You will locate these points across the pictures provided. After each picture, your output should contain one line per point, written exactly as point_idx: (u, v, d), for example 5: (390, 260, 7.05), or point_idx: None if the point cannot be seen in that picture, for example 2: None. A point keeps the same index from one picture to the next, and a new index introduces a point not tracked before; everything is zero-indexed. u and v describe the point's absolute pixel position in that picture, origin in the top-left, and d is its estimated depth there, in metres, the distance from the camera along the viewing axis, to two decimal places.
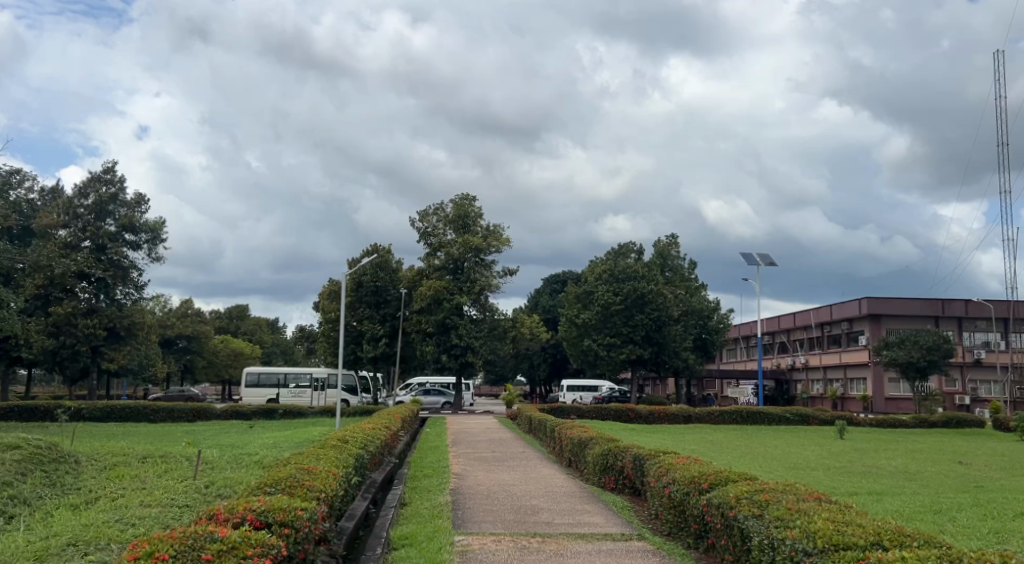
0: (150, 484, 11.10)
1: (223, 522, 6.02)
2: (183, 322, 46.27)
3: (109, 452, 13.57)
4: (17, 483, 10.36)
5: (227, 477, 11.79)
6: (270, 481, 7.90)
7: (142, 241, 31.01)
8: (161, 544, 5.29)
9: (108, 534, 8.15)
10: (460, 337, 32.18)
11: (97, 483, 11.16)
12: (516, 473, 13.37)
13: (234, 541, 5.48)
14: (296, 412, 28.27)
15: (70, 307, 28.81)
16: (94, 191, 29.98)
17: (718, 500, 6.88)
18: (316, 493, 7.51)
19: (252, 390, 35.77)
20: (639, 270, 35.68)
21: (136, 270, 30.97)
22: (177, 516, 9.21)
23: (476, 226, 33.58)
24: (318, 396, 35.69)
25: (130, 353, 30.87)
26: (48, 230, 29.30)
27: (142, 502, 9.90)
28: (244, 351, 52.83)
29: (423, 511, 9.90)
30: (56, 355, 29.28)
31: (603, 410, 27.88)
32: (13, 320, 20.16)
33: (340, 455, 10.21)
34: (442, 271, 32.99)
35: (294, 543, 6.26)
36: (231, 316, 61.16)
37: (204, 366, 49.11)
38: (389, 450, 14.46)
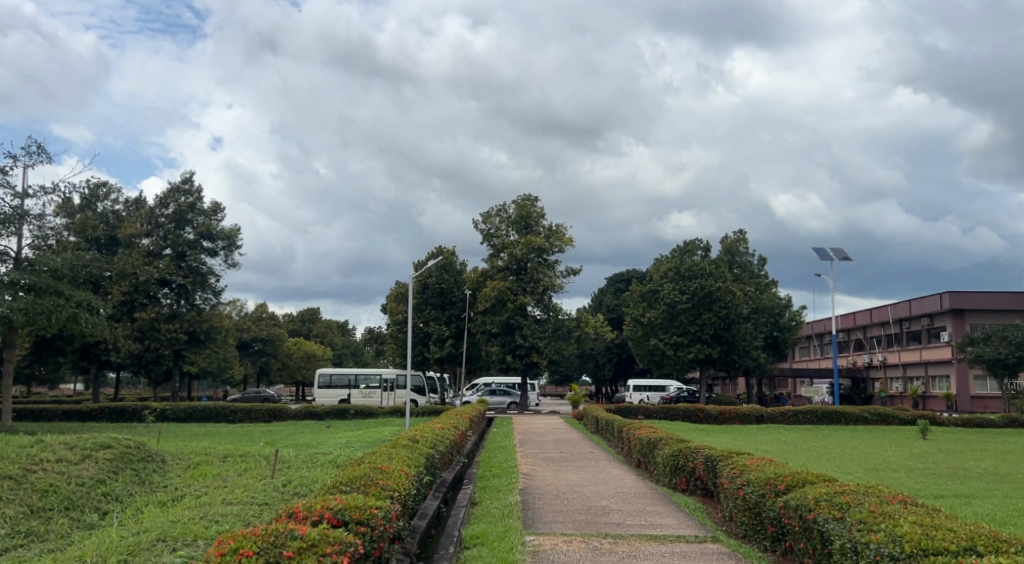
0: (231, 483, 11.48)
1: (303, 520, 6.19)
2: (257, 325, 47.73)
3: (193, 451, 14.12)
4: (109, 481, 10.89)
5: (302, 476, 12.09)
6: (345, 480, 8.06)
7: (218, 248, 32.17)
8: (246, 540, 5.48)
9: (195, 530, 8.49)
10: (525, 337, 32.27)
11: (183, 481, 11.62)
12: (585, 474, 13.30)
13: (313, 539, 5.63)
14: (366, 413, 28.80)
15: (153, 313, 30.15)
16: (174, 201, 31.18)
17: (797, 501, 6.71)
18: (389, 492, 7.65)
19: (325, 391, 36.62)
20: (706, 268, 35.16)
21: (214, 276, 32.13)
22: (257, 515, 9.49)
23: (539, 226, 33.62)
24: (387, 397, 36.33)
25: (209, 356, 32.04)
26: (133, 239, 30.59)
27: (224, 500, 10.26)
28: (316, 353, 54.16)
29: (493, 511, 9.97)
30: (141, 359, 30.59)
31: (672, 411, 27.51)
32: (101, 325, 21.11)
33: (412, 454, 10.35)
34: (506, 272, 33.09)
35: (371, 540, 6.39)
36: (304, 319, 62.82)
37: (279, 368, 50.57)
38: (457, 450, 14.55)
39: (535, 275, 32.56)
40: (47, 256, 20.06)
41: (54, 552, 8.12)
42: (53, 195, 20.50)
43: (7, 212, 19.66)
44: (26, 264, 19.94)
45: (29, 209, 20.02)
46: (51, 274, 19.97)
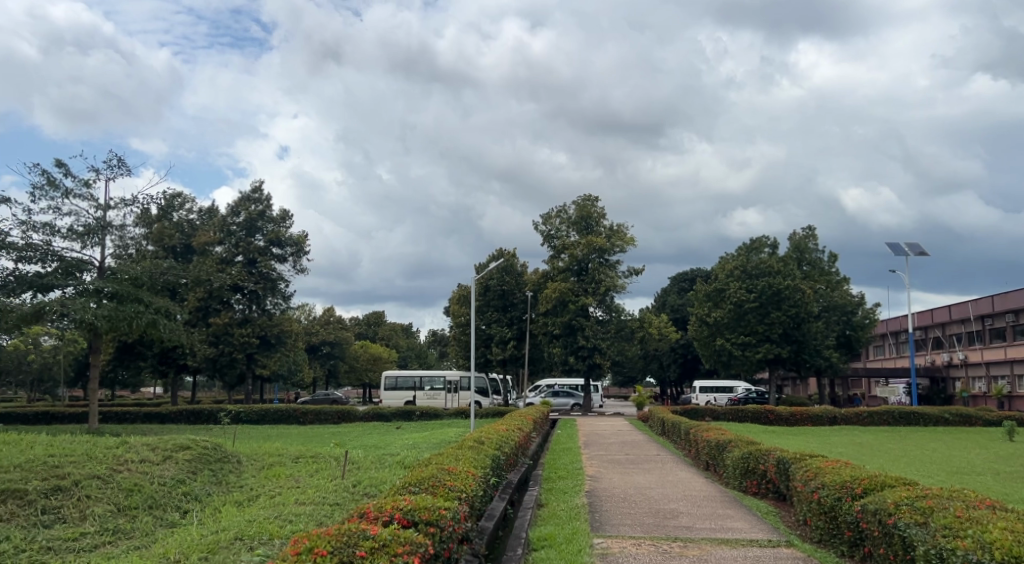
0: (303, 483, 11.76)
1: (373, 520, 6.30)
2: (325, 329, 48.83)
3: (266, 452, 14.52)
4: (189, 481, 11.28)
5: (371, 477, 12.30)
6: (413, 481, 8.17)
7: (287, 254, 33.00)
8: (319, 540, 5.60)
9: (269, 529, 8.72)
10: (587, 338, 32.08)
11: (257, 482, 11.96)
12: (652, 476, 13.14)
13: (384, 539, 5.72)
14: (431, 414, 29.13)
15: (226, 318, 31.18)
16: (244, 209, 32.14)
17: (875, 505, 6.50)
18: (457, 494, 7.72)
19: (391, 393, 37.19)
20: (774, 265, 34.38)
21: (283, 282, 33.00)
22: (329, 514, 9.69)
23: (599, 226, 33.43)
24: (451, 398, 36.67)
25: (280, 359, 32.88)
26: (207, 246, 31.66)
27: (297, 500, 10.52)
28: (382, 355, 55.10)
29: (560, 513, 9.93)
30: (216, 363, 31.63)
31: (741, 412, 26.96)
32: (178, 331, 21.90)
33: (478, 455, 10.43)
34: (567, 273, 32.99)
35: (440, 541, 6.46)
36: (369, 323, 64.07)
37: (346, 370, 51.65)
38: (523, 452, 14.58)
39: (597, 276, 32.37)
40: (127, 264, 20.94)
41: (140, 549, 8.46)
42: (132, 206, 21.38)
43: (91, 223, 20.57)
44: (109, 273, 20.85)
45: (111, 220, 20.89)
46: (132, 281, 20.84)
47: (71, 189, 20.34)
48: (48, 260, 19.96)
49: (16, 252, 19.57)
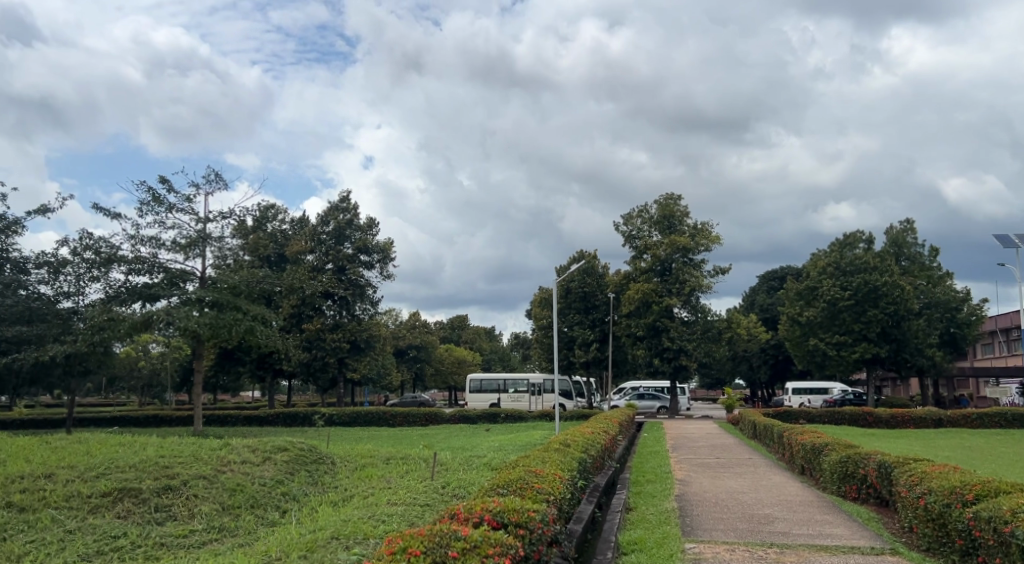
0: (394, 484, 12.05)
1: (464, 521, 6.39)
2: (411, 332, 49.76)
3: (358, 454, 14.93)
4: (287, 481, 11.71)
5: (460, 478, 12.48)
6: (501, 482, 8.25)
7: (374, 260, 33.85)
8: (413, 540, 5.72)
9: (364, 529, 8.94)
10: (672, 340, 31.54)
11: (351, 482, 12.32)
12: (745, 480, 12.82)
13: (475, 540, 5.79)
14: (516, 416, 29.28)
15: (318, 324, 32.23)
16: (333, 219, 33.15)
17: (989, 512, 6.15)
18: (545, 496, 7.73)
19: (476, 395, 37.58)
20: (870, 261, 33.03)
21: (371, 288, 33.88)
22: (420, 515, 9.87)
23: (683, 225, 32.88)
24: (536, 401, 36.75)
25: (370, 363, 33.74)
26: (299, 255, 32.76)
27: (389, 501, 10.77)
28: (467, 358, 55.72)
29: (650, 517, 9.81)
30: (310, 367, 32.73)
31: (836, 415, 25.96)
32: (274, 337, 22.77)
33: (564, 458, 10.43)
34: (650, 273, 32.58)
35: (530, 543, 6.50)
36: (453, 326, 64.87)
37: (432, 373, 52.48)
38: (609, 455, 14.45)
39: (681, 276, 31.82)
40: (226, 274, 21.92)
41: (243, 547, 8.84)
42: (230, 218, 22.37)
43: (192, 235, 21.62)
44: (210, 282, 21.87)
45: (210, 231, 21.90)
46: (231, 290, 21.79)
47: (174, 204, 21.44)
48: (154, 271, 21.10)
49: (127, 265, 20.78)
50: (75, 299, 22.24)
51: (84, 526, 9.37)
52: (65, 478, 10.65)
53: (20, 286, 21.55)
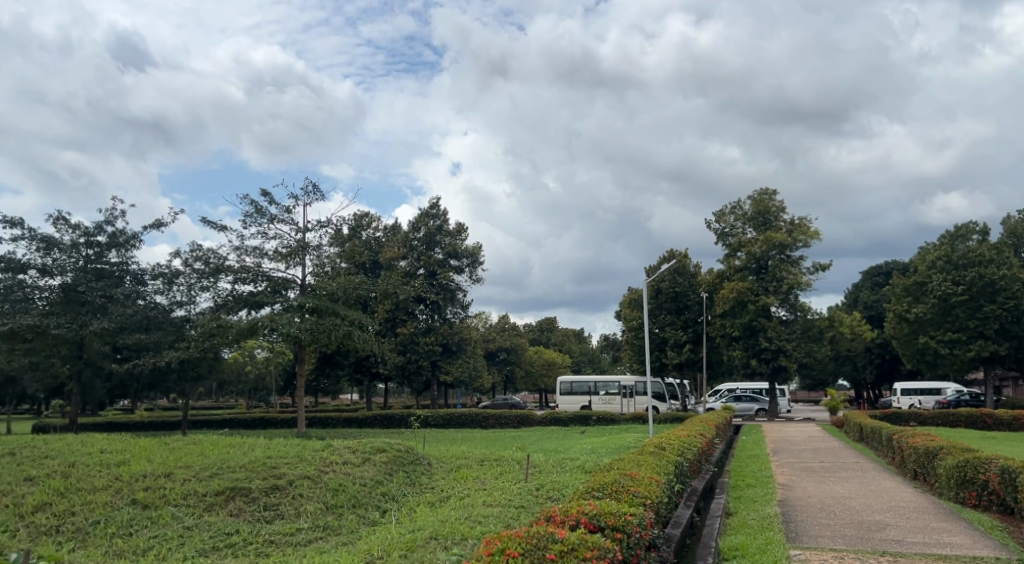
0: (489, 486, 12.16)
1: (560, 524, 6.38)
2: (501, 335, 50.17)
3: (453, 455, 15.14)
4: (386, 481, 12.00)
5: (554, 480, 12.47)
6: (596, 486, 8.18)
7: (464, 265, 34.35)
8: (510, 541, 5.75)
9: (461, 529, 9.07)
10: (770, 340, 30.53)
11: (447, 483, 12.53)
12: (852, 485, 12.24)
13: (573, 542, 5.77)
14: (609, 419, 29.05)
15: (411, 328, 32.88)
16: (424, 225, 33.81)
17: None
18: (641, 500, 7.63)
19: (567, 398, 37.54)
20: (984, 253, 31.03)
21: (461, 292, 34.38)
22: (516, 516, 9.93)
23: (779, 221, 31.85)
24: (628, 403, 36.34)
25: (462, 366, 34.24)
26: (392, 262, 33.54)
27: (484, 502, 10.88)
28: (557, 361, 55.69)
29: (751, 523, 9.52)
30: (404, 370, 33.47)
31: (952, 416, 24.50)
32: (369, 341, 23.39)
33: (660, 462, 10.26)
34: (745, 272, 31.69)
35: (628, 547, 6.42)
36: (542, 328, 65.00)
37: (523, 376, 52.72)
38: (706, 458, 14.13)
39: (778, 274, 30.82)
40: (325, 281, 22.65)
41: (347, 545, 9.11)
42: (327, 227, 23.13)
43: (293, 245, 22.48)
44: (310, 289, 22.67)
45: (309, 240, 22.71)
46: (329, 296, 22.51)
47: (275, 215, 22.35)
48: (258, 280, 22.05)
49: (233, 274, 21.78)
50: (188, 307, 23.51)
51: (200, 523, 9.86)
52: (182, 478, 11.23)
53: (139, 296, 22.96)
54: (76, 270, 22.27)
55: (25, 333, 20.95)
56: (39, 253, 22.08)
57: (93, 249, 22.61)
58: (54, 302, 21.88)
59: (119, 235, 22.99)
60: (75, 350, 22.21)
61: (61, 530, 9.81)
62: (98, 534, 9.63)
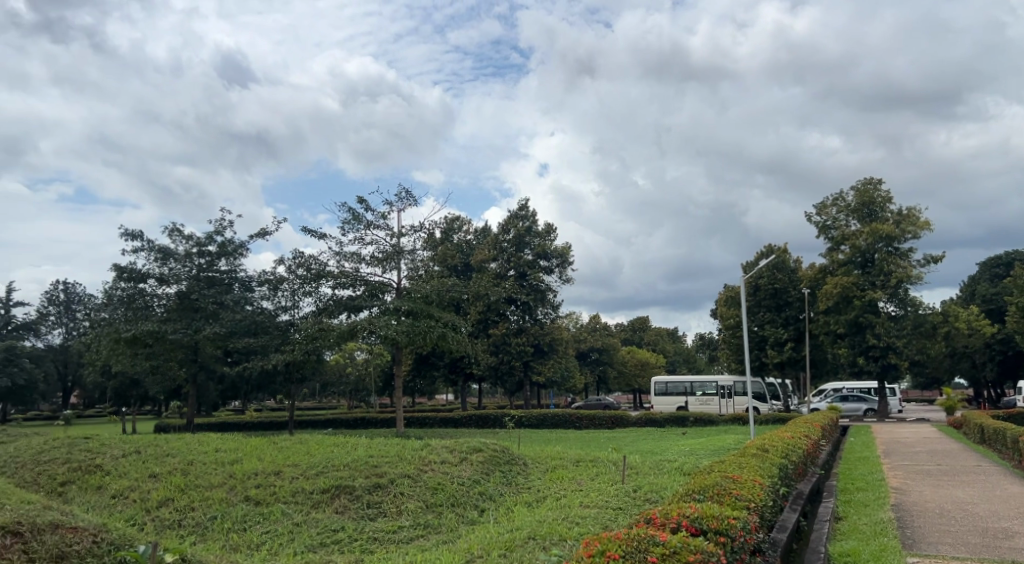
0: (585, 486, 12.10)
1: (661, 527, 6.27)
2: (593, 336, 49.92)
3: (549, 455, 15.13)
4: (483, 481, 12.11)
5: (652, 482, 12.26)
6: (696, 488, 8.01)
7: (554, 265, 34.37)
8: (610, 544, 5.69)
9: (560, 530, 9.05)
10: (878, 337, 29.10)
11: (542, 483, 12.54)
12: (974, 490, 11.49)
13: (675, 546, 5.66)
14: (706, 419, 28.44)
15: (503, 328, 33.17)
16: (513, 227, 33.99)
17: None
18: (745, 503, 7.40)
19: (662, 398, 37.02)
20: None
21: (552, 292, 34.39)
22: (614, 518, 9.83)
23: (885, 212, 30.36)
24: (726, 404, 35.47)
25: (554, 366, 34.24)
26: (483, 263, 33.89)
27: (582, 502, 10.84)
28: (650, 360, 54.90)
29: (863, 528, 9.09)
30: (498, 370, 33.79)
31: None
32: (463, 342, 23.70)
33: (763, 463, 9.96)
34: (850, 266, 30.39)
35: (732, 551, 6.25)
36: (635, 328, 64.27)
37: (616, 376, 52.24)
38: (812, 460, 13.59)
39: (886, 267, 29.36)
40: (420, 284, 23.08)
41: (447, 544, 9.24)
42: (420, 231, 23.57)
43: (388, 250, 23.01)
44: (405, 292, 23.14)
45: (404, 245, 23.21)
46: (424, 299, 22.92)
47: (371, 221, 22.95)
48: (357, 284, 22.69)
49: (333, 279, 22.50)
50: (291, 312, 24.46)
51: (308, 519, 10.24)
52: (290, 476, 11.68)
53: (247, 303, 24.06)
54: (190, 278, 23.54)
55: (145, 338, 22.30)
56: (157, 263, 23.46)
57: (205, 258, 23.84)
58: (171, 309, 23.21)
59: (228, 244, 24.15)
60: (189, 354, 23.47)
61: (184, 525, 10.37)
62: (216, 529, 10.14)
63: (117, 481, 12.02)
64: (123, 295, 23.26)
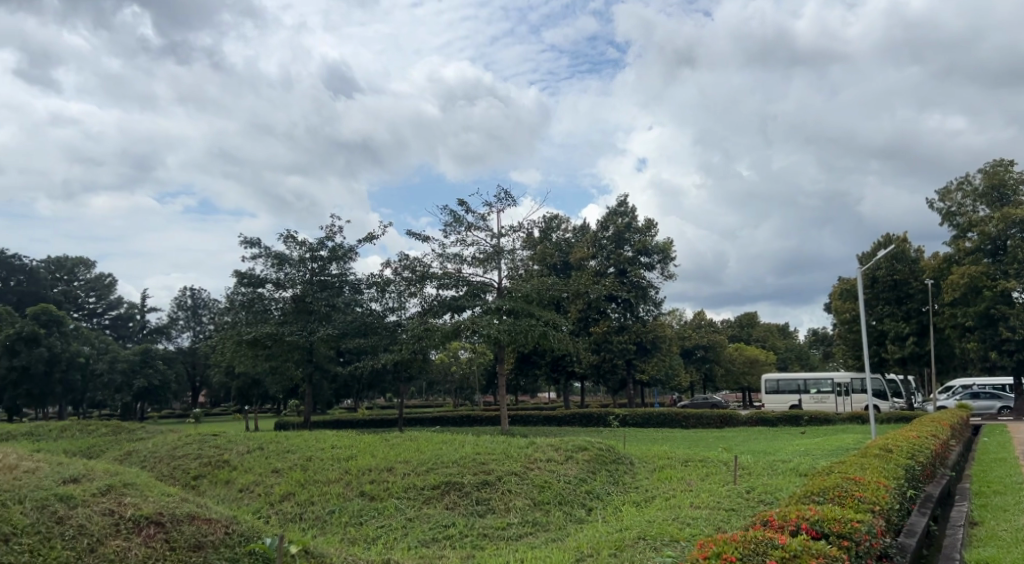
0: (695, 486, 11.87)
1: (779, 529, 6.06)
2: (698, 333, 48.84)
3: (656, 455, 14.89)
4: (590, 480, 12.06)
5: (766, 483, 11.84)
6: (816, 489, 7.70)
7: (655, 262, 33.86)
8: (727, 546, 5.54)
9: (670, 531, 8.88)
10: (1013, 330, 27.01)
11: (651, 483, 12.37)
12: None
13: (796, 549, 5.46)
14: (822, 418, 27.31)
15: (605, 326, 32.95)
16: (612, 224, 33.76)
17: None
18: (869, 506, 7.04)
19: (773, 397, 35.82)
20: None
21: (654, 289, 33.89)
22: (727, 519, 9.59)
23: (1018, 195, 28.28)
24: (843, 402, 33.93)
25: (658, 364, 33.72)
26: (582, 261, 33.79)
27: (692, 503, 10.63)
28: (760, 357, 53.14)
29: (1003, 534, 8.49)
30: (600, 369, 33.62)
31: None
32: (566, 341, 23.67)
33: (888, 464, 9.48)
34: (978, 254, 28.55)
35: (857, 556, 5.97)
36: (742, 324, 62.36)
37: (723, 374, 50.96)
38: (941, 462, 12.79)
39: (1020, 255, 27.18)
40: (520, 283, 23.20)
41: (556, 543, 9.25)
42: (519, 231, 23.73)
43: (488, 250, 23.28)
44: (506, 292, 23.32)
45: (504, 245, 23.41)
46: (525, 298, 23.04)
47: (472, 222, 23.29)
48: (459, 285, 23.08)
49: (437, 280, 22.96)
50: (399, 313, 25.13)
51: (420, 515, 10.48)
52: (402, 472, 11.99)
53: (356, 305, 24.90)
54: (304, 282, 24.53)
55: (265, 340, 23.44)
56: (273, 268, 24.60)
57: (317, 262, 24.78)
58: (288, 312, 24.34)
59: (338, 249, 25.06)
60: (305, 355, 24.51)
61: (305, 518, 10.84)
62: (335, 523, 10.54)
63: (243, 475, 12.69)
64: (244, 300, 24.57)
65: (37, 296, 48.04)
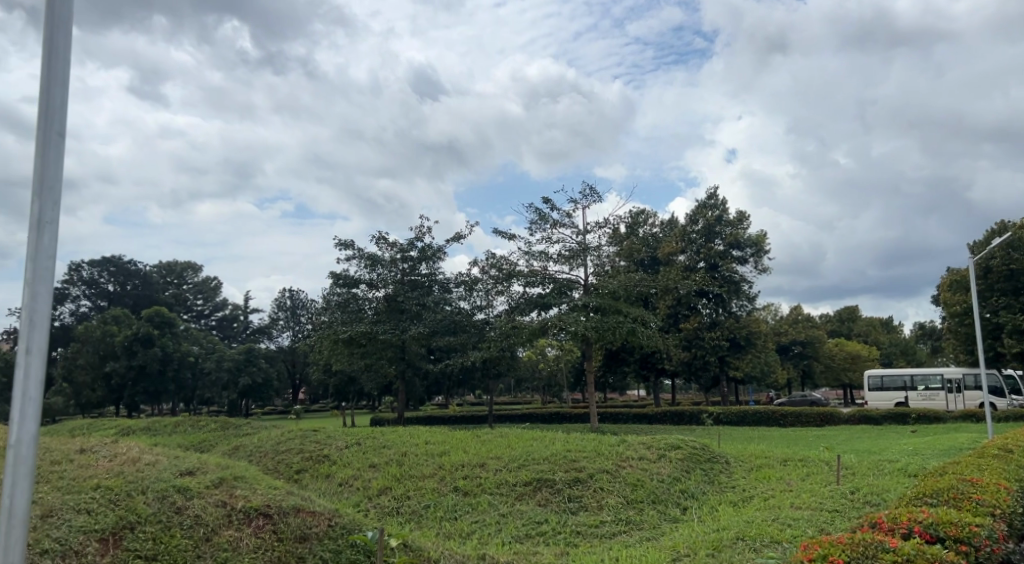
0: (795, 486, 11.50)
1: (889, 532, 5.79)
2: (795, 328, 47.18)
3: (752, 454, 14.45)
4: (684, 479, 11.85)
5: (872, 483, 11.35)
6: (930, 490, 7.32)
7: (747, 255, 32.97)
8: (834, 548, 5.33)
9: (771, 532, 8.62)
10: None
11: (749, 483, 12.04)
12: None
13: (909, 553, 5.21)
14: (931, 417, 25.96)
15: (695, 323, 32.44)
16: (702, 217, 33.09)
17: None
18: (989, 509, 6.64)
19: (878, 394, 34.38)
20: None
21: (747, 284, 33.01)
22: (831, 521, 9.26)
23: None
24: (955, 399, 32.11)
25: (753, 360, 32.76)
26: (671, 256, 33.27)
27: (793, 503, 10.29)
28: (862, 353, 50.90)
29: None
30: (691, 366, 32.98)
31: None
32: (655, 337, 23.30)
33: (1007, 465, 8.93)
34: None
35: (977, 561, 5.65)
36: (842, 319, 59.85)
37: (823, 370, 49.06)
38: None
39: None
40: (607, 279, 22.97)
41: (651, 541, 9.14)
42: (605, 227, 23.54)
43: (575, 247, 23.20)
44: (593, 289, 23.16)
45: (590, 242, 23.26)
46: (612, 295, 22.82)
47: (557, 220, 23.24)
48: (546, 282, 23.07)
49: (524, 278, 23.04)
50: (487, 311, 25.38)
51: (513, 511, 10.55)
52: (494, 468, 12.10)
53: (446, 303, 25.30)
54: (396, 282, 25.10)
55: (360, 339, 24.09)
56: (367, 269, 25.26)
57: (408, 263, 25.36)
58: (381, 311, 24.93)
59: (427, 249, 25.53)
60: (398, 353, 25.03)
61: (402, 512, 11.07)
62: (430, 517, 10.74)
63: (342, 470, 13.08)
64: (340, 300, 25.36)
65: (150, 299, 51.07)
